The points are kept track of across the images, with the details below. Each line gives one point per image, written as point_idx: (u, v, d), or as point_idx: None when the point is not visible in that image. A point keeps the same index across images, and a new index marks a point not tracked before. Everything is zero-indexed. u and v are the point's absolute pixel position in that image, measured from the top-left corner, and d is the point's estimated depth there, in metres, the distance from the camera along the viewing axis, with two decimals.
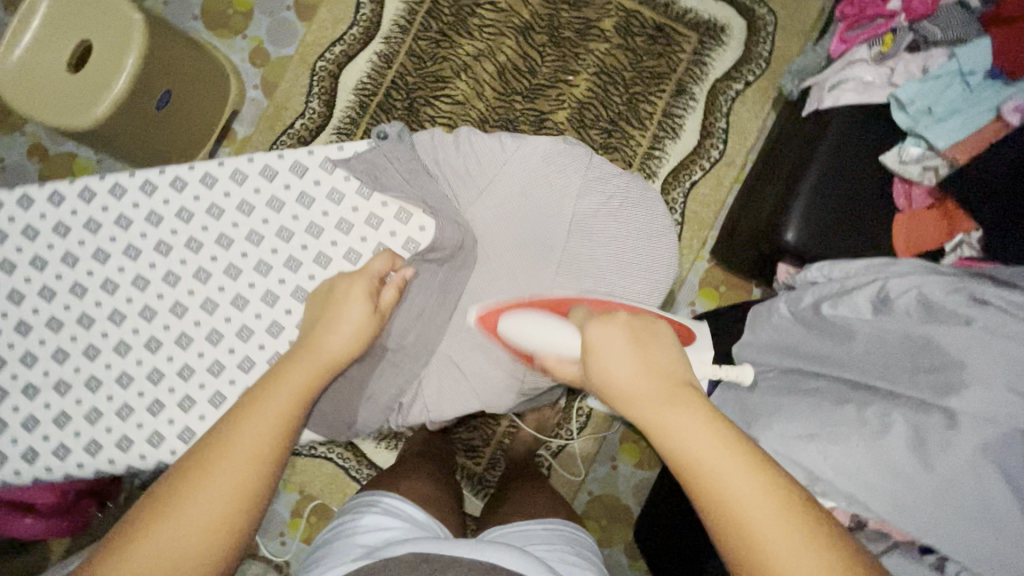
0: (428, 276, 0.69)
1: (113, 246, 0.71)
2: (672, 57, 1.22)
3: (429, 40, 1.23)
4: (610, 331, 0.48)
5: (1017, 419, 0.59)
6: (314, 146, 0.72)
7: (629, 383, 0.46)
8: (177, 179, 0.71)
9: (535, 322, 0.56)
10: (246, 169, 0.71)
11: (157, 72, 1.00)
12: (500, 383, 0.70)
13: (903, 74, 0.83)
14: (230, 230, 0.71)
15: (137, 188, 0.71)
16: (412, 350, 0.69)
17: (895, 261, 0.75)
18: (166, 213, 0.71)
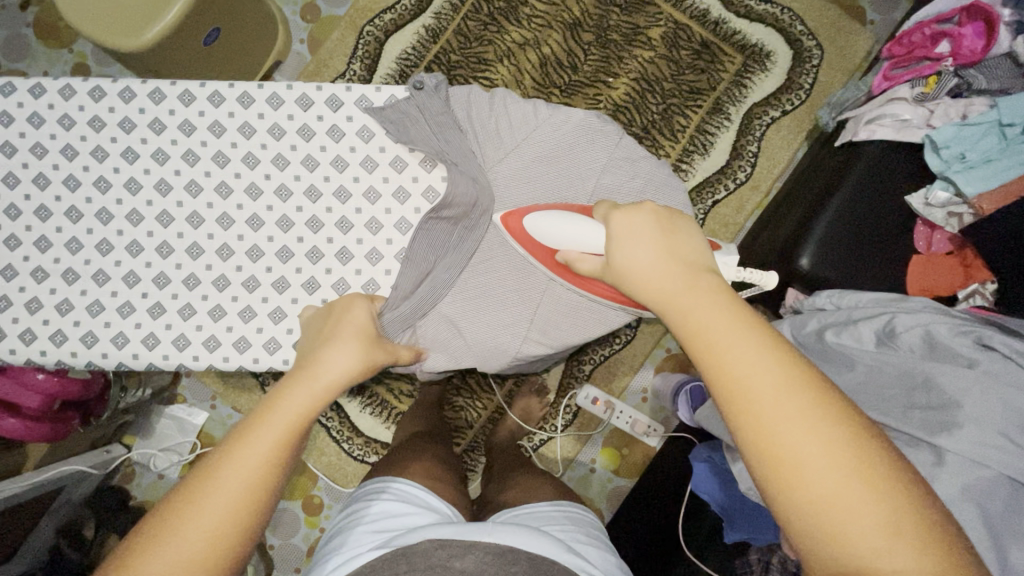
0: (443, 235, 0.69)
1: (143, 148, 0.72)
2: (713, 75, 1.23)
3: (478, 22, 1.24)
4: (633, 223, 0.53)
5: (1007, 466, 0.58)
6: (354, 84, 0.73)
7: (648, 263, 0.49)
8: (215, 95, 0.72)
9: (563, 220, 0.61)
10: (284, 95, 0.72)
11: (211, 9, 1.01)
12: (499, 348, 0.70)
13: (942, 117, 0.82)
14: (258, 150, 0.72)
15: (175, 97, 0.72)
16: (415, 299, 0.69)
17: (905, 299, 0.74)
18: (199, 124, 0.72)
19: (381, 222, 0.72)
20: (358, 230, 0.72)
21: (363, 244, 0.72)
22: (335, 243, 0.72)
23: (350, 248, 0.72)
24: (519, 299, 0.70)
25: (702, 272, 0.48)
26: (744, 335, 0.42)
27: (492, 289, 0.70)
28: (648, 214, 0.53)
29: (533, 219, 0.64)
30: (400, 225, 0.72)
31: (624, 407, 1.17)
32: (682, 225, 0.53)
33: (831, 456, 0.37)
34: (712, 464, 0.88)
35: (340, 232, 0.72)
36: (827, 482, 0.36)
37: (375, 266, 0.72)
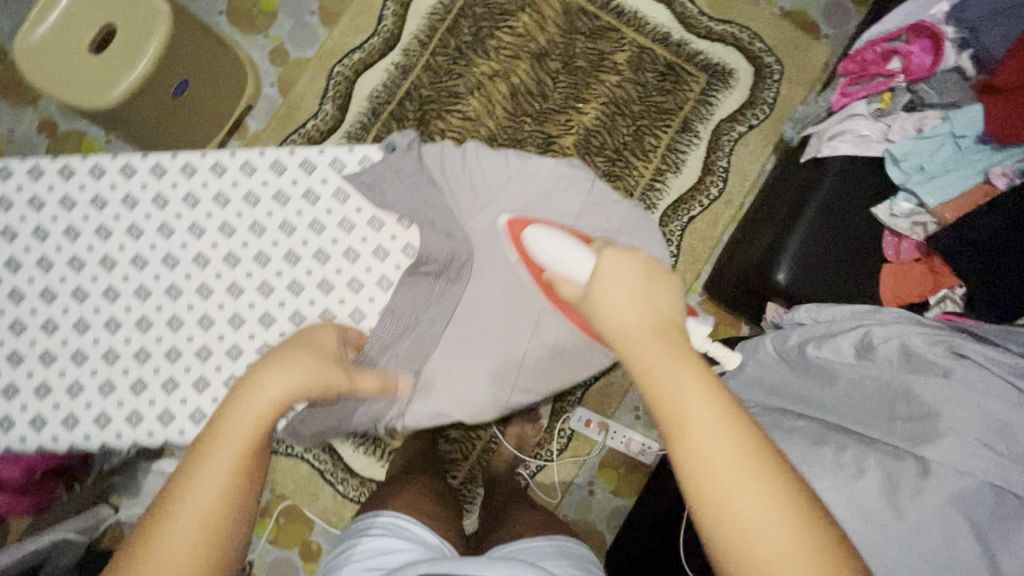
0: (424, 291, 0.70)
1: (116, 224, 0.71)
2: (679, 95, 1.26)
3: (447, 56, 1.26)
4: (623, 267, 0.51)
5: (990, 473, 0.60)
6: (327, 146, 0.73)
7: (625, 306, 0.48)
8: (188, 165, 0.72)
9: (558, 241, 0.59)
10: (257, 161, 0.73)
11: (177, 62, 1.02)
12: (489, 398, 0.70)
13: (899, 132, 0.86)
14: (235, 218, 0.72)
15: (148, 170, 0.72)
16: (398, 354, 0.69)
17: (877, 310, 0.77)
18: (172, 196, 0.72)
19: (363, 281, 0.72)
20: (340, 290, 0.72)
21: (345, 304, 0.72)
22: (316, 305, 0.72)
23: (332, 308, 0.72)
24: (501, 346, 0.71)
25: (666, 323, 0.47)
26: (682, 362, 0.43)
27: (478, 337, 0.71)
28: (636, 262, 0.51)
29: (532, 232, 0.63)
30: (382, 283, 0.73)
31: (618, 427, 1.18)
32: (666, 280, 0.50)
33: (757, 482, 0.38)
34: None
35: (322, 294, 0.72)
36: (750, 513, 0.37)
37: (359, 326, 0.72)
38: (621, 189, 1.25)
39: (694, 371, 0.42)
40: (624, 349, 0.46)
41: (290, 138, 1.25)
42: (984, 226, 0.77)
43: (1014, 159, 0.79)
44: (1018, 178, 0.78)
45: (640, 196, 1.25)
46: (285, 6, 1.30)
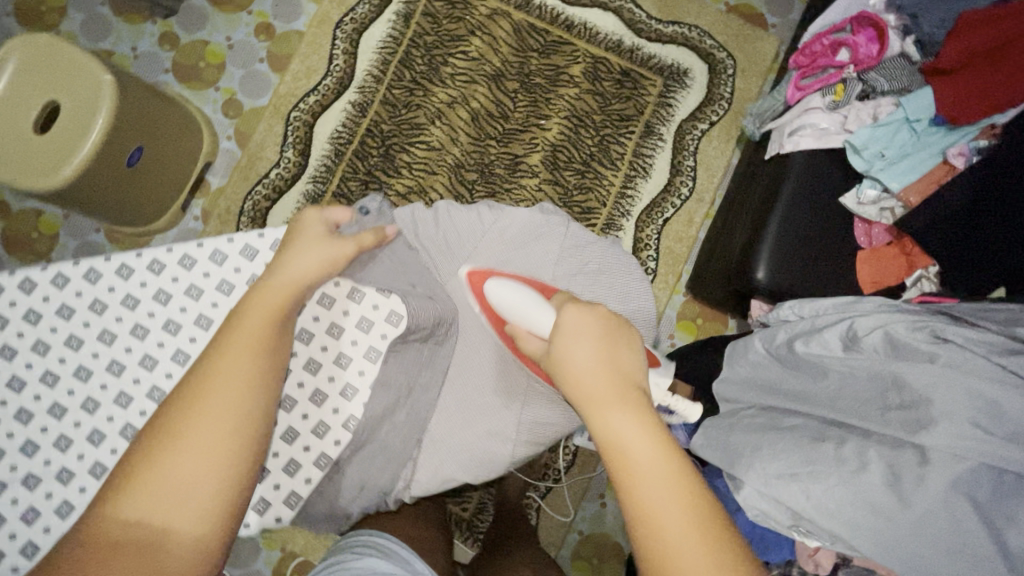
0: (415, 359, 0.67)
1: (53, 337, 0.63)
2: (639, 100, 1.27)
3: (403, 89, 1.25)
4: (583, 321, 0.54)
5: (988, 455, 0.61)
6: (266, 229, 0.66)
7: (582, 361, 0.51)
8: (123, 267, 0.64)
9: (516, 294, 0.61)
10: (196, 254, 0.65)
11: (128, 131, 0.99)
12: (491, 454, 0.68)
13: (856, 121, 0.88)
14: (181, 316, 0.64)
15: (79, 277, 0.63)
16: (394, 424, 0.65)
17: (859, 299, 0.79)
18: (113, 308, 0.64)
19: (349, 356, 0.64)
20: (327, 367, 0.64)
21: (335, 380, 0.63)
22: (306, 386, 0.63)
23: (321, 388, 0.63)
24: (501, 398, 0.69)
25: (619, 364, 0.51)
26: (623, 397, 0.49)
27: (473, 394, 0.69)
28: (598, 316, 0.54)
29: (491, 284, 0.64)
30: (370, 353, 0.64)
31: None
32: (626, 334, 0.53)
33: (677, 510, 0.43)
34: (720, 491, 0.81)
35: (310, 373, 0.63)
36: (673, 538, 0.42)
37: (351, 403, 0.63)
38: (594, 200, 1.25)
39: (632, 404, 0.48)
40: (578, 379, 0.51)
41: (255, 189, 1.23)
42: (940, 205, 0.80)
43: (967, 138, 0.82)
44: (974, 156, 0.82)
45: (613, 205, 1.25)
46: (232, 56, 1.27)
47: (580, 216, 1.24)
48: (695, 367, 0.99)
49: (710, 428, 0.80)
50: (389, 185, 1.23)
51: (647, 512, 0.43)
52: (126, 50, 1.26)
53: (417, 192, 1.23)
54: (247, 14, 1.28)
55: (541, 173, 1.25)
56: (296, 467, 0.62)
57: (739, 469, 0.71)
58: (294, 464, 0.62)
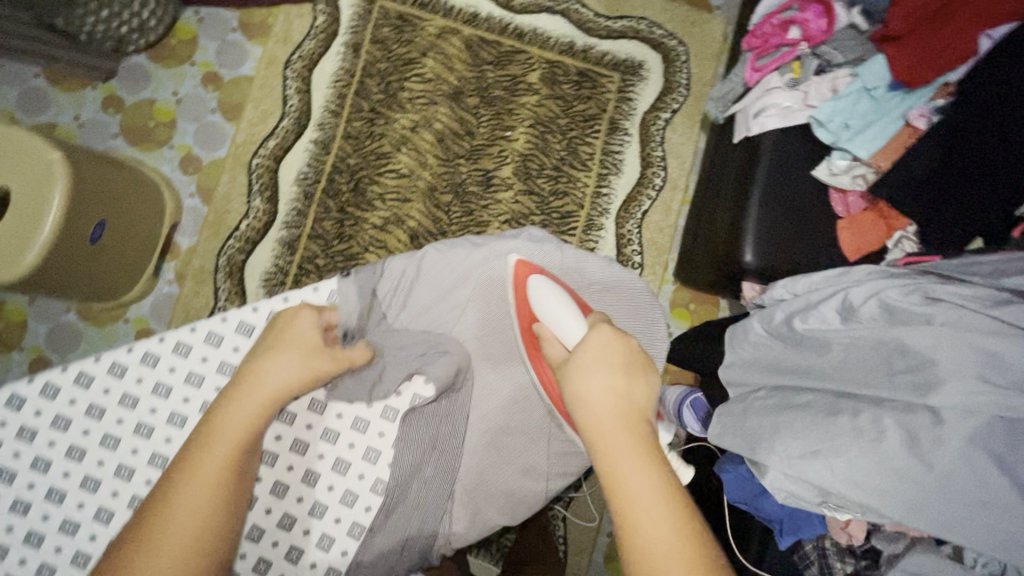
0: (433, 415, 0.64)
1: (52, 451, 0.60)
2: (600, 98, 1.28)
3: (363, 120, 1.23)
4: (606, 347, 0.53)
5: (995, 405, 0.64)
6: (259, 302, 0.64)
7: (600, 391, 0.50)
8: (115, 365, 0.61)
9: (563, 298, 0.62)
10: (189, 339, 0.63)
11: (87, 206, 0.94)
12: (519, 488, 0.68)
13: (816, 95, 0.90)
14: (185, 407, 0.62)
15: (70, 383, 0.60)
16: (423, 480, 0.64)
17: (847, 269, 0.81)
18: (113, 412, 0.61)
19: (366, 419, 0.63)
20: (346, 434, 0.62)
21: (355, 446, 0.62)
22: (326, 456, 0.62)
23: (343, 456, 0.62)
24: (527, 432, 0.68)
25: (637, 415, 0.49)
26: (641, 454, 0.46)
27: (500, 435, 0.68)
28: (623, 344, 0.54)
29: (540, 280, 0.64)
30: (387, 412, 0.63)
31: None
32: (645, 370, 0.52)
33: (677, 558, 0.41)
34: (745, 477, 0.82)
35: (329, 443, 0.62)
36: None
37: (377, 466, 0.62)
38: (571, 204, 1.25)
39: (644, 458, 0.46)
40: (589, 426, 0.49)
41: (227, 243, 1.20)
42: (907, 169, 0.83)
43: (925, 100, 0.86)
44: (934, 116, 0.85)
45: (591, 206, 1.25)
46: (181, 110, 1.24)
47: (561, 222, 1.24)
48: (698, 355, 0.99)
49: (726, 416, 0.80)
50: (364, 219, 1.21)
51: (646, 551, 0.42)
52: (69, 119, 1.20)
53: (394, 222, 1.21)
54: (190, 66, 1.25)
55: (515, 185, 1.24)
56: (331, 541, 0.61)
57: (762, 454, 0.72)
58: (327, 539, 0.61)
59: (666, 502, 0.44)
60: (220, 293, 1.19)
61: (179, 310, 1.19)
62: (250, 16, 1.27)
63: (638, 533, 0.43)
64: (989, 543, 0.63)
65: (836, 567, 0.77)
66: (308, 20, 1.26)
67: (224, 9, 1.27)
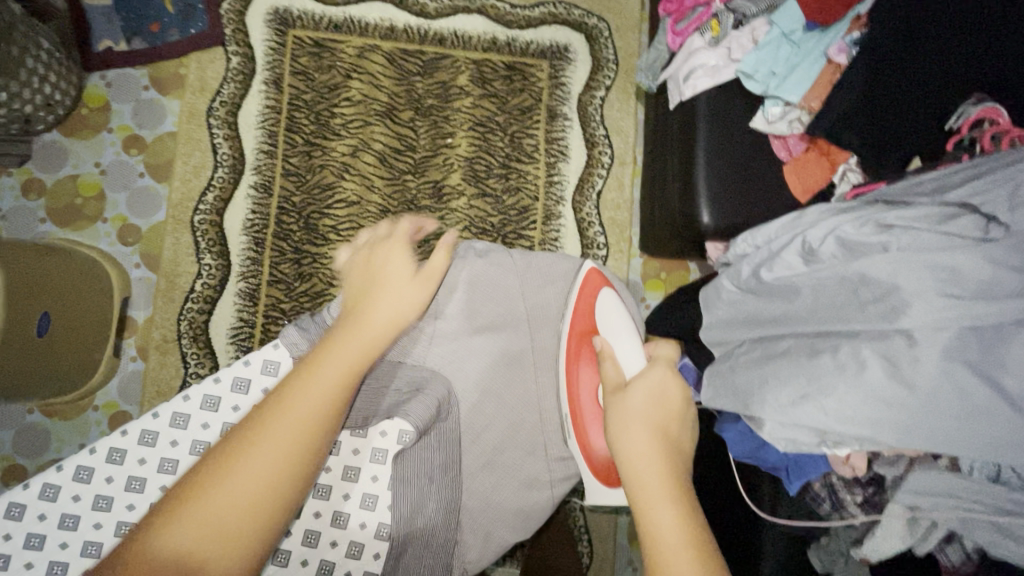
0: (428, 449, 0.63)
1: (32, 572, 0.57)
2: (533, 89, 1.27)
3: (300, 154, 1.20)
4: (659, 382, 0.58)
5: (962, 315, 0.66)
6: (220, 371, 0.62)
7: (643, 413, 0.55)
8: (80, 469, 0.58)
9: (624, 330, 0.68)
10: (154, 426, 0.60)
11: (27, 299, 0.88)
12: (525, 495, 0.69)
13: (739, 49, 0.92)
14: (162, 497, 0.59)
15: (35, 500, 0.57)
16: (426, 517, 0.62)
17: (802, 213, 0.82)
18: (88, 518, 0.58)
19: (357, 466, 0.62)
20: (339, 486, 0.61)
21: (351, 497, 0.61)
22: (324, 513, 0.60)
23: (341, 508, 0.61)
24: (520, 441, 0.69)
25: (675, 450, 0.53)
26: (671, 482, 0.50)
27: (495, 451, 0.68)
28: (678, 384, 0.59)
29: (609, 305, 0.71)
30: (376, 455, 0.63)
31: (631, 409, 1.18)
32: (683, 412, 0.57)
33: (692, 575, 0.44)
34: (743, 433, 0.84)
35: (324, 499, 0.60)
36: None
37: (377, 511, 0.62)
38: (526, 198, 1.24)
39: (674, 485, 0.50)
40: (628, 452, 0.53)
41: (186, 307, 1.16)
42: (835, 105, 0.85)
43: (841, 35, 0.89)
44: (852, 49, 0.87)
45: (546, 196, 1.25)
46: (109, 181, 1.18)
47: (520, 218, 1.24)
48: (678, 322, 1.00)
49: (716, 378, 0.81)
50: (322, 254, 1.18)
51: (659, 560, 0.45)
52: None
53: None
54: (108, 133, 1.19)
55: (466, 190, 1.23)
56: None
57: (756, 409, 0.73)
58: None
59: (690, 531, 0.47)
60: (188, 359, 1.15)
61: (149, 386, 1.14)
62: (160, 70, 1.22)
63: (661, 556, 0.45)
64: (980, 447, 0.66)
65: (847, 500, 0.80)
66: (222, 64, 1.22)
67: (131, 68, 1.21)
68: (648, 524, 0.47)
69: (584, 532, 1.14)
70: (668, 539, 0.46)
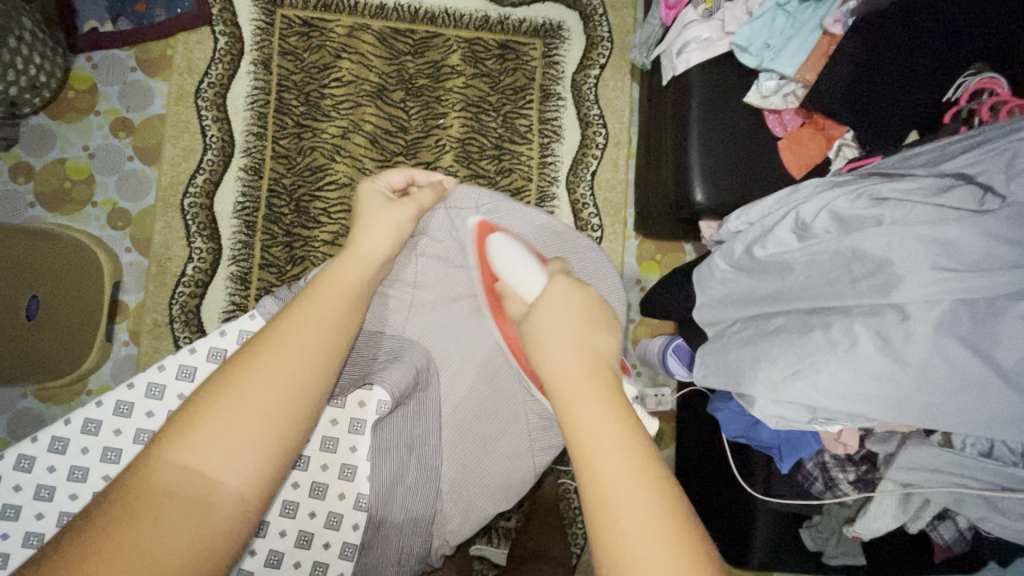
0: (405, 425, 0.63)
1: (10, 543, 0.56)
2: (526, 68, 1.25)
3: (290, 136, 1.19)
4: (570, 300, 0.52)
5: (955, 289, 0.65)
6: (196, 342, 0.62)
7: (566, 334, 0.49)
8: (55, 441, 0.58)
9: (518, 258, 0.60)
10: (130, 396, 0.60)
11: (15, 285, 0.88)
12: (513, 475, 0.68)
13: (733, 21, 0.91)
14: None
15: (11, 471, 0.57)
16: (404, 494, 0.62)
17: (795, 187, 0.80)
18: (62, 486, 0.58)
19: (335, 437, 0.62)
20: (317, 457, 0.61)
21: (330, 467, 0.61)
22: (302, 484, 0.60)
23: (319, 479, 0.61)
24: (507, 419, 0.68)
25: (601, 362, 0.48)
26: (602, 399, 0.45)
27: (477, 427, 0.67)
28: (587, 295, 0.52)
29: (498, 240, 0.63)
30: (354, 425, 0.63)
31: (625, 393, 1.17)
32: (610, 323, 0.52)
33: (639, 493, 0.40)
34: (736, 412, 0.83)
35: (302, 470, 0.60)
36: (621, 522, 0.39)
37: (355, 482, 0.62)
38: (519, 179, 1.23)
39: (611, 402, 0.45)
40: (551, 381, 0.47)
41: (177, 291, 1.15)
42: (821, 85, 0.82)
43: (836, 6, 0.86)
44: (849, 19, 0.84)
45: (539, 176, 1.24)
46: (97, 164, 1.17)
47: (512, 199, 1.22)
48: (671, 302, 0.99)
49: (706, 355, 0.80)
50: (313, 237, 1.17)
51: (603, 489, 0.41)
52: None
53: (345, 234, 1.18)
54: (96, 116, 1.18)
55: (458, 171, 1.21)
56: (325, 566, 0.61)
57: (746, 386, 0.72)
58: (321, 564, 0.61)
59: (637, 452, 0.42)
60: (179, 342, 1.15)
61: (142, 369, 1.14)
62: (147, 51, 1.20)
63: (601, 486, 0.41)
64: (971, 421, 0.65)
65: (839, 478, 0.78)
66: (209, 45, 1.20)
67: (118, 50, 1.20)
68: (584, 465, 0.42)
69: (578, 514, 1.14)
70: (613, 470, 0.41)
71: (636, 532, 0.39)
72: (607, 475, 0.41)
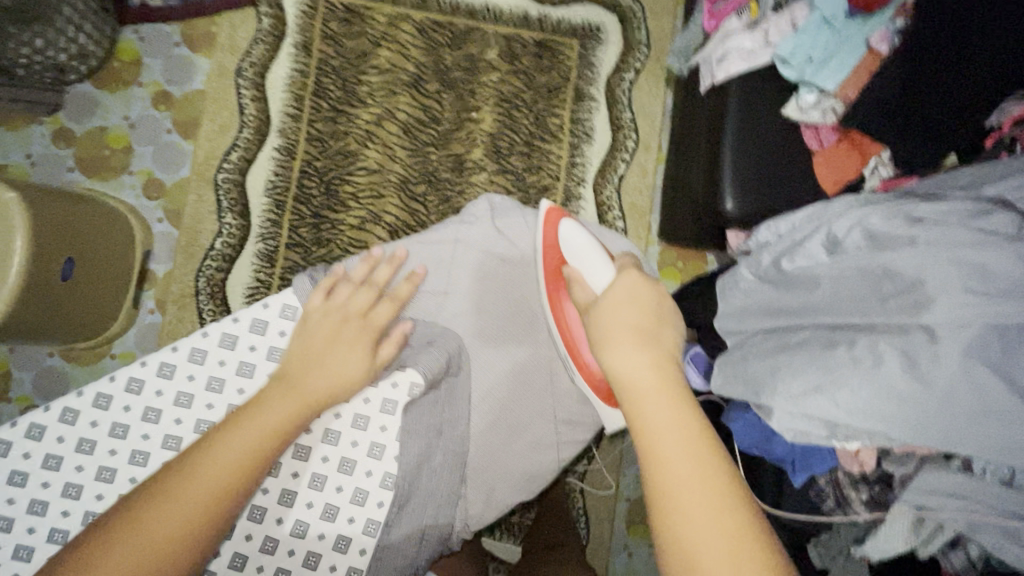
0: (432, 409, 0.64)
1: (47, 492, 0.58)
2: (561, 68, 1.26)
3: (325, 120, 1.20)
4: (638, 294, 0.54)
5: (989, 315, 0.63)
6: (239, 312, 0.65)
7: (630, 332, 0.50)
8: (99, 396, 0.60)
9: (588, 248, 0.66)
10: (173, 359, 0.62)
11: (53, 243, 0.89)
12: (536, 463, 0.71)
13: (776, 34, 0.91)
14: (177, 427, 0.62)
15: (55, 422, 0.59)
16: (429, 477, 0.63)
17: (828, 205, 0.82)
18: (102, 441, 0.60)
19: (366, 414, 0.60)
20: (348, 432, 0.60)
21: (359, 444, 0.60)
22: (332, 459, 0.60)
23: (348, 455, 0.60)
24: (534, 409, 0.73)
25: (664, 354, 0.49)
26: (666, 393, 0.46)
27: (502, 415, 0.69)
28: (653, 290, 0.56)
29: (567, 227, 0.69)
30: (387, 405, 0.61)
31: None
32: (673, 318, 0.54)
33: (707, 482, 0.41)
34: (752, 422, 0.83)
35: (332, 445, 0.60)
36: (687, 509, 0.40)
37: (384, 461, 0.60)
38: (547, 177, 1.23)
39: (674, 398, 0.46)
40: (615, 373, 0.49)
41: (205, 264, 1.17)
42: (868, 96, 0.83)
43: (884, 23, 0.86)
44: (895, 38, 0.85)
45: (567, 176, 1.24)
46: (136, 135, 1.20)
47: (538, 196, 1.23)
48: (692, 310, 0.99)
49: (726, 364, 0.80)
50: (340, 220, 1.19)
51: (665, 477, 0.42)
52: (21, 158, 1.16)
53: (372, 220, 1.19)
54: (138, 88, 1.21)
55: (488, 165, 1.22)
56: (348, 542, 0.59)
57: (766, 397, 0.72)
58: (343, 539, 0.59)
59: (696, 440, 0.43)
60: (204, 314, 1.17)
61: (165, 338, 1.17)
62: (193, 27, 1.23)
63: (663, 476, 0.42)
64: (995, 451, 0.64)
65: (851, 496, 0.80)
66: (253, 25, 1.22)
67: (164, 24, 1.22)
68: (651, 450, 0.43)
69: (582, 514, 1.14)
70: (676, 456, 0.42)
71: (699, 516, 0.40)
72: (670, 465, 0.42)
